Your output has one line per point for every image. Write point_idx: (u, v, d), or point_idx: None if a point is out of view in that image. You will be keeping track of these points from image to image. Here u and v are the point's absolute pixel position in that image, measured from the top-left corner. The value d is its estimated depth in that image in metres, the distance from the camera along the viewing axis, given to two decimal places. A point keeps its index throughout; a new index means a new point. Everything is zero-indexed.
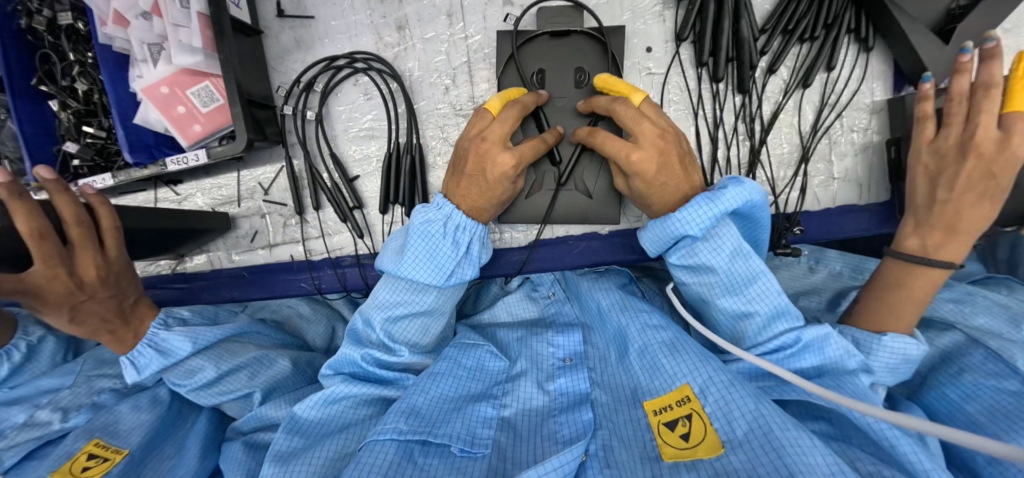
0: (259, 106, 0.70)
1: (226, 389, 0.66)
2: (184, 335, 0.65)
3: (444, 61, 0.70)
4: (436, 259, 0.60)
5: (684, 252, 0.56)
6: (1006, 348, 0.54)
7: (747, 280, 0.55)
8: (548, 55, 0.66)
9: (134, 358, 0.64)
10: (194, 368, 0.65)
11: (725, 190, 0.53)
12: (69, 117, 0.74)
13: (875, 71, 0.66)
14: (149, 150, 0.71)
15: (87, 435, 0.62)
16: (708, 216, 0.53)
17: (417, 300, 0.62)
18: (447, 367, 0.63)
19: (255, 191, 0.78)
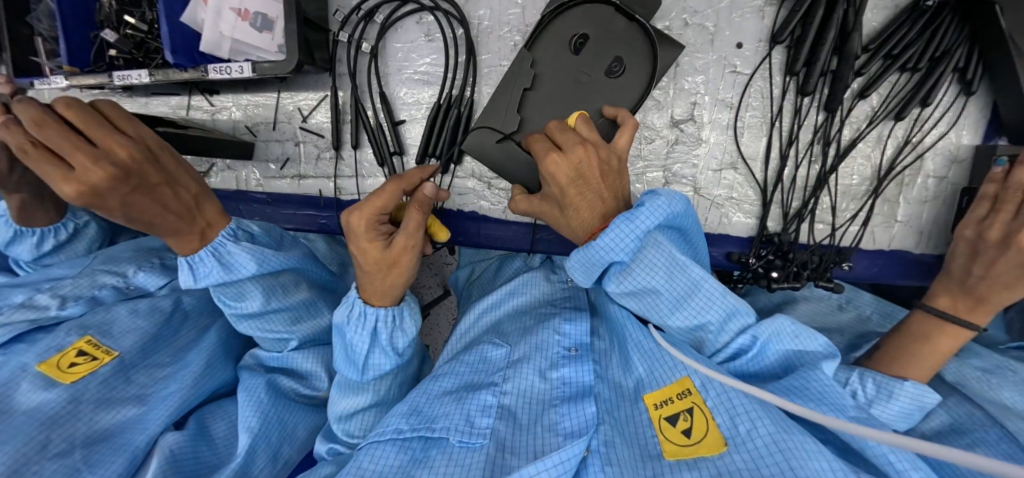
0: (314, 27, 0.65)
1: (266, 326, 0.65)
2: (252, 255, 0.58)
3: (517, 15, 0.65)
4: (350, 353, 0.61)
5: (618, 278, 0.52)
6: (1022, 429, 0.52)
7: (689, 291, 0.51)
8: (598, 18, 0.59)
9: (196, 264, 0.57)
10: (241, 291, 0.60)
11: (641, 207, 0.48)
12: (111, 2, 0.69)
13: (971, 118, 0.61)
14: (191, 54, 0.66)
15: (79, 330, 0.62)
16: (630, 238, 0.48)
17: (358, 397, 0.63)
18: (450, 367, 0.65)
19: (293, 116, 0.74)
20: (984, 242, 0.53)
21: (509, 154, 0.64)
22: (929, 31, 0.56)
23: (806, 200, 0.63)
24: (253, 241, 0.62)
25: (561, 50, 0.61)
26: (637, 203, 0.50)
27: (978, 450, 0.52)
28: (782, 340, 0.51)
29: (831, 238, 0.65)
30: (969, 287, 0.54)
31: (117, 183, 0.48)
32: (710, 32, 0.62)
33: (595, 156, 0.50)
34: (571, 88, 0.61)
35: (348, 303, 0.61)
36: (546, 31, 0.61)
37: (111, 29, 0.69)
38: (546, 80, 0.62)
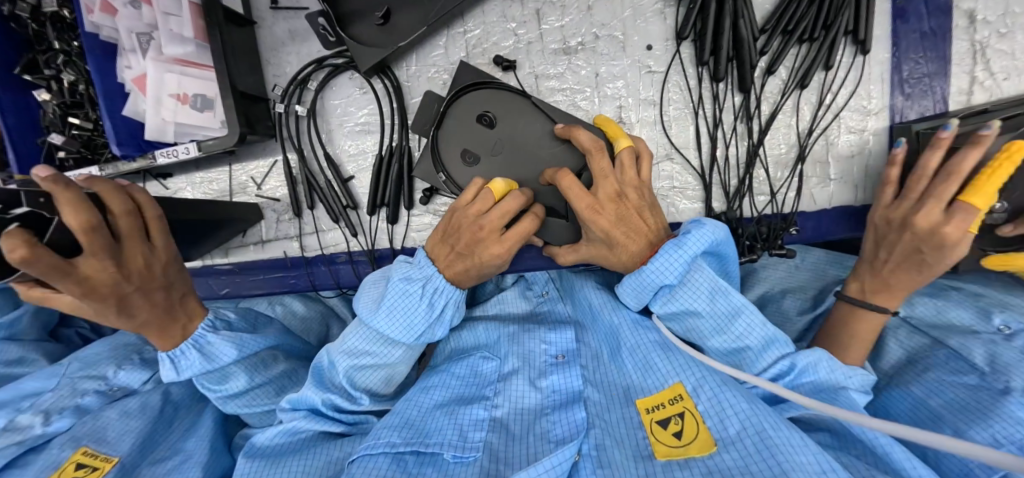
0: (253, 100, 0.69)
1: (252, 402, 0.66)
2: (231, 342, 0.62)
3: (442, 55, 0.69)
4: (409, 316, 0.58)
5: (665, 300, 0.56)
6: (965, 345, 0.55)
7: (730, 316, 0.54)
8: (482, 100, 0.64)
9: (177, 357, 0.60)
10: (226, 374, 0.64)
11: (691, 234, 0.52)
12: (54, 109, 0.73)
13: (871, 76, 0.66)
14: (137, 143, 0.69)
15: (72, 444, 0.61)
16: (679, 264, 0.52)
17: (390, 350, 0.62)
18: (439, 380, 0.65)
19: (247, 185, 0.76)
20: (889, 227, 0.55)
21: None
22: (816, 1, 0.60)
23: (742, 176, 0.66)
24: (231, 327, 0.65)
25: (467, 124, 0.64)
26: (687, 232, 0.53)
27: (931, 373, 0.54)
28: (821, 370, 0.51)
29: (774, 209, 0.68)
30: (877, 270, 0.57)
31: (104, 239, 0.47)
32: (620, 40, 0.66)
33: (635, 198, 0.55)
34: (510, 163, 0.63)
35: (421, 273, 0.58)
36: (452, 137, 0.64)
37: (57, 133, 0.72)
38: (486, 161, 0.63)
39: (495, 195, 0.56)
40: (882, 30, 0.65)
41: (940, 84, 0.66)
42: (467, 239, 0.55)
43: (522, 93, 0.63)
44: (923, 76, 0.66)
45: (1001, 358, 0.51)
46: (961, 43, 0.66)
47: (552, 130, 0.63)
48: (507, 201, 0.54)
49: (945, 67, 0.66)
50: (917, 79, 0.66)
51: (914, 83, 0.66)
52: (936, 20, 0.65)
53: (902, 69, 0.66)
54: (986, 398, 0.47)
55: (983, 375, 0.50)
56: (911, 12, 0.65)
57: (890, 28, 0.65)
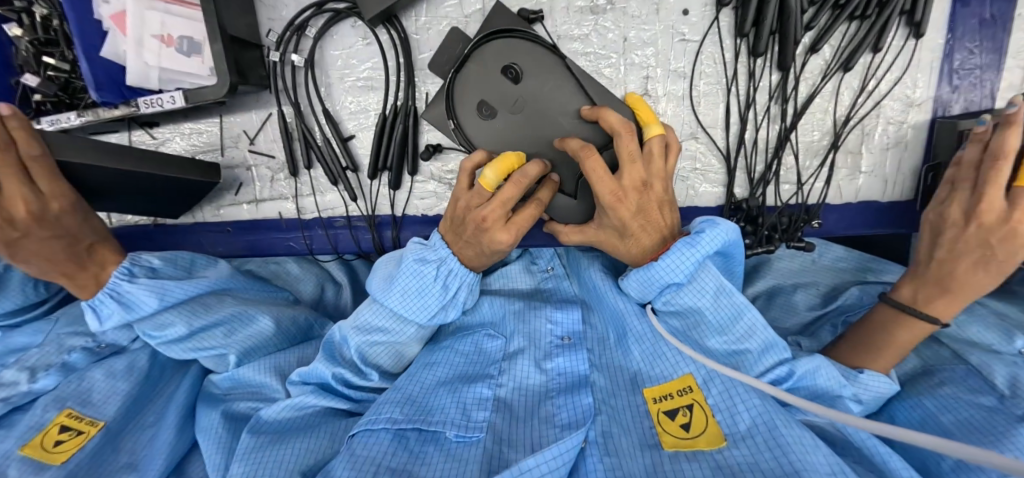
0: (244, 46, 0.62)
1: (201, 344, 0.63)
2: (149, 292, 0.60)
3: (455, 8, 0.62)
4: (425, 296, 0.58)
5: (668, 297, 0.54)
6: (986, 363, 0.54)
7: (731, 318, 0.52)
8: (512, 48, 0.57)
9: (97, 307, 0.61)
10: (165, 323, 0.61)
11: (704, 233, 0.50)
12: (27, 46, 0.66)
13: (920, 62, 0.60)
14: (118, 89, 0.63)
15: (57, 405, 0.60)
16: (688, 263, 0.51)
17: (401, 328, 0.61)
18: (444, 356, 0.63)
19: (240, 139, 0.71)
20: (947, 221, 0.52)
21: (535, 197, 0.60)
22: None
23: (769, 162, 0.62)
24: (157, 275, 0.64)
25: (491, 73, 0.57)
26: (700, 231, 0.51)
27: (947, 389, 0.53)
28: (826, 373, 0.48)
29: (797, 198, 0.65)
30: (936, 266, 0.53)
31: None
32: (654, 2, 0.60)
33: (657, 201, 0.53)
34: (529, 126, 0.58)
35: (438, 254, 0.57)
36: (471, 87, 0.58)
37: (31, 73, 0.66)
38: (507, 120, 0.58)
39: (489, 193, 0.49)
40: (940, 11, 0.59)
41: (991, 78, 0.61)
42: (483, 237, 0.52)
43: (555, 51, 0.56)
44: (975, 67, 0.60)
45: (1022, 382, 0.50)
46: (1019, 37, 0.59)
47: (570, 90, 0.57)
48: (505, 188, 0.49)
49: (1000, 60, 0.60)
50: (966, 72, 0.61)
51: (965, 75, 0.61)
52: (999, 6, 0.59)
53: (953, 58, 0.60)
54: (1000, 420, 0.46)
55: (1002, 397, 0.49)
56: None
57: (950, 9, 0.59)
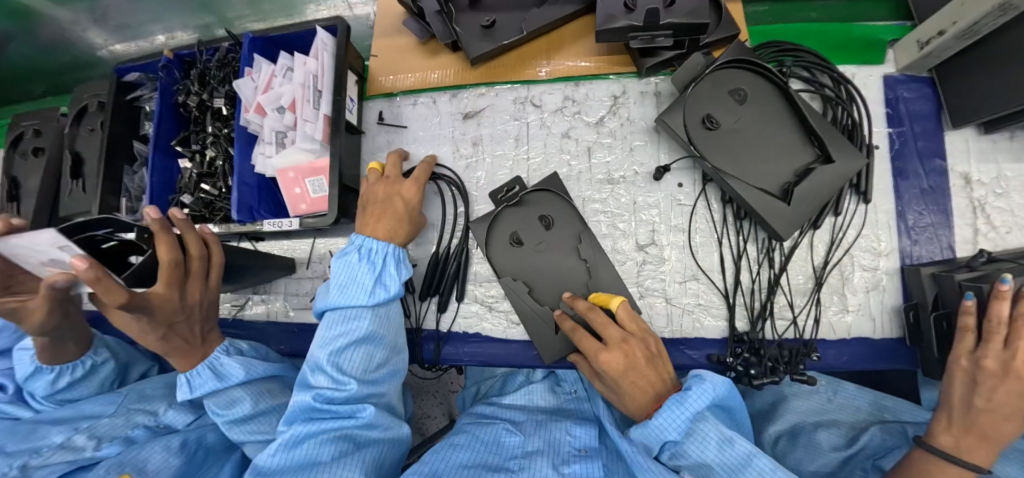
0: (350, 191, 0.84)
1: (256, 430, 0.71)
2: (241, 363, 0.73)
3: (506, 175, 0.84)
4: (348, 287, 0.68)
5: (672, 453, 0.57)
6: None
7: (740, 467, 0.53)
8: (760, 118, 0.72)
9: (193, 377, 0.71)
10: (234, 399, 0.71)
11: (689, 390, 0.56)
12: (193, 176, 0.93)
13: (877, 223, 0.75)
14: (251, 212, 0.85)
15: (116, 469, 0.65)
16: (678, 420, 0.55)
17: (348, 330, 0.66)
18: (467, 440, 0.68)
19: (325, 257, 0.89)
20: (981, 370, 0.55)
21: (801, 196, 0.68)
22: None
23: (765, 301, 0.73)
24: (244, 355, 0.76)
25: (705, 101, 0.72)
26: (687, 386, 0.57)
27: None
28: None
29: (794, 333, 0.73)
30: (969, 420, 0.56)
31: (174, 273, 0.62)
32: (655, 177, 0.79)
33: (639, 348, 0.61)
34: (782, 146, 0.71)
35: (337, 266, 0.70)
36: (705, 95, 0.72)
37: (189, 194, 0.91)
38: (738, 104, 0.72)
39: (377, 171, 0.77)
40: (885, 185, 0.77)
41: (944, 233, 0.75)
42: (382, 206, 0.73)
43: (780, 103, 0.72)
44: (927, 225, 0.75)
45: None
46: (960, 200, 0.76)
47: (804, 149, 0.71)
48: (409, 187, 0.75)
49: (948, 219, 0.75)
50: (922, 228, 0.75)
51: (920, 230, 0.75)
52: (934, 179, 0.77)
53: (907, 218, 0.76)
54: None
55: None
56: (909, 171, 0.77)
57: (893, 183, 0.77)
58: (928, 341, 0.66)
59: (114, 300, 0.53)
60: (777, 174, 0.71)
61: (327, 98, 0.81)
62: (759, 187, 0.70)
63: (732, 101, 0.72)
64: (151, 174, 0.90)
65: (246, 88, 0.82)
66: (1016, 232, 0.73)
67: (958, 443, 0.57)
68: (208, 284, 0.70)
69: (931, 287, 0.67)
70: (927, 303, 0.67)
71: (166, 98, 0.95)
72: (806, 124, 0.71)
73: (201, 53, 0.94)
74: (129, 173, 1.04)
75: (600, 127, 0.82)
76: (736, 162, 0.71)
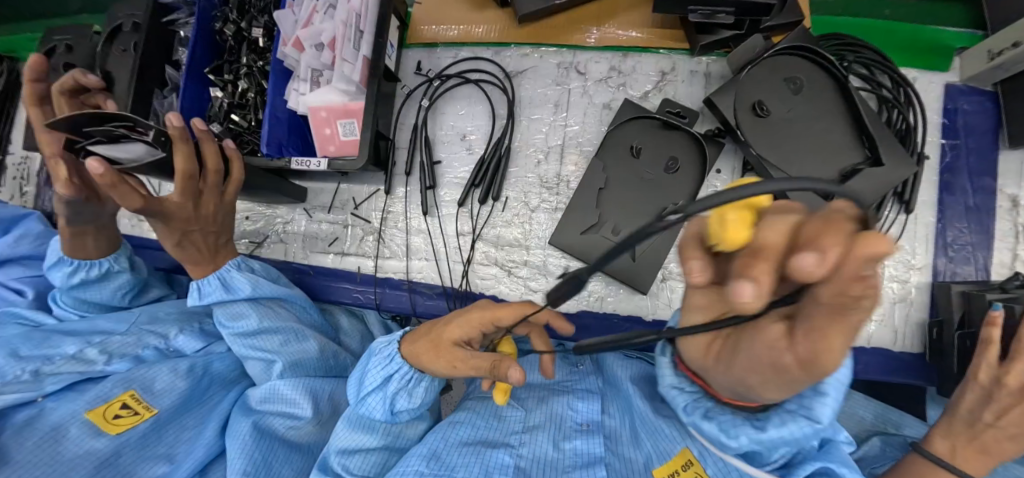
0: (381, 139, 0.83)
1: (259, 345, 0.72)
2: (249, 279, 0.74)
3: (541, 139, 0.82)
4: (365, 405, 0.61)
5: (720, 401, 0.45)
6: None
7: (780, 403, 0.48)
8: (812, 114, 0.69)
9: (204, 286, 0.73)
10: (239, 312, 0.73)
11: (721, 330, 0.43)
12: (223, 106, 0.91)
13: (913, 235, 0.73)
14: (279, 148, 0.83)
15: (124, 384, 0.70)
16: (746, 372, 0.40)
17: (364, 437, 0.61)
18: (467, 417, 0.68)
19: (347, 204, 0.89)
20: (1001, 388, 0.54)
21: None
22: None
23: None
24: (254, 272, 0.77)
25: (760, 87, 0.69)
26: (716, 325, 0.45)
27: None
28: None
29: None
30: (975, 432, 0.55)
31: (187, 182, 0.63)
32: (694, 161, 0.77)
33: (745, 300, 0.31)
34: (832, 143, 0.69)
35: (387, 364, 0.60)
36: (761, 80, 0.69)
37: (218, 124, 0.90)
38: (795, 95, 0.69)
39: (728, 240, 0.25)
40: (928, 197, 0.75)
41: (982, 254, 0.73)
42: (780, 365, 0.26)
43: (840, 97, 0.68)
44: (965, 243, 0.73)
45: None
46: (1004, 222, 0.73)
47: (854, 149, 0.68)
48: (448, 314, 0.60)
49: (988, 240, 0.73)
50: (959, 246, 0.73)
51: (957, 248, 0.73)
52: (981, 197, 0.74)
53: (946, 234, 0.73)
54: None
55: None
56: (956, 187, 0.74)
57: (937, 196, 0.75)
58: (947, 358, 0.65)
59: (125, 204, 0.58)
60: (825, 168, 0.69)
61: (369, 40, 0.79)
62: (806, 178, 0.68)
63: (786, 90, 0.69)
64: (183, 94, 0.88)
65: (286, 20, 0.79)
66: None
67: (958, 445, 0.56)
68: (224, 203, 0.71)
69: (958, 304, 0.66)
70: (954, 320, 0.66)
71: (203, 22, 0.92)
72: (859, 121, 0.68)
73: None
74: (159, 98, 1.03)
75: (644, 102, 0.79)
76: (780, 154, 0.69)
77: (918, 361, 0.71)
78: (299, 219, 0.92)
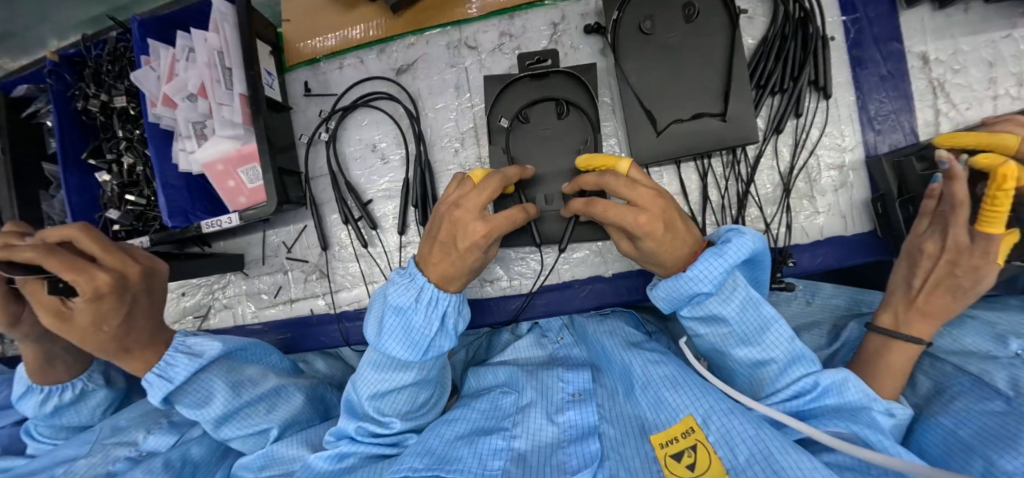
0: (288, 173, 0.78)
1: (247, 420, 0.65)
2: (212, 338, 0.64)
3: (453, 127, 0.78)
4: (413, 333, 0.58)
5: (693, 306, 0.56)
6: (986, 371, 0.56)
7: (760, 330, 0.55)
8: (708, 35, 0.67)
9: (170, 370, 0.61)
10: (207, 393, 0.64)
11: (730, 244, 0.54)
12: (115, 188, 0.85)
13: (837, 119, 0.73)
14: (186, 215, 0.79)
15: None
16: (718, 270, 0.53)
17: (400, 375, 0.60)
18: (461, 413, 0.64)
19: (279, 249, 0.84)
20: (920, 253, 0.56)
21: (738, 114, 0.66)
22: (781, 61, 0.70)
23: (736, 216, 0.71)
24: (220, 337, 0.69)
25: (652, 20, 0.69)
26: (727, 242, 0.55)
27: (958, 402, 0.54)
28: (842, 393, 0.52)
29: (769, 242, 0.73)
30: (910, 297, 0.57)
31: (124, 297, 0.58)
32: (610, 105, 0.74)
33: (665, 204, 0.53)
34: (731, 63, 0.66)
35: (415, 286, 0.58)
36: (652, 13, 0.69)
37: (115, 209, 0.84)
38: (691, 23, 0.68)
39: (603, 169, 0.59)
40: (843, 76, 0.74)
41: (907, 118, 0.73)
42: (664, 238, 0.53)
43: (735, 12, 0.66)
44: (889, 112, 0.73)
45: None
46: (919, 82, 0.74)
47: None
48: (485, 183, 0.57)
49: (909, 103, 0.73)
50: (884, 116, 0.73)
51: (883, 119, 0.73)
52: (893, 64, 0.74)
53: (869, 109, 0.74)
54: (1014, 421, 0.48)
55: (1009, 399, 0.51)
56: (867, 59, 0.74)
57: (851, 73, 0.74)
58: (897, 229, 0.66)
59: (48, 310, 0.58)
60: (716, 89, 0.67)
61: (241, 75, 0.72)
62: (698, 112, 0.67)
63: (680, 16, 0.68)
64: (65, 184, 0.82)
65: (146, 78, 0.72)
66: (975, 107, 0.72)
67: (899, 319, 0.58)
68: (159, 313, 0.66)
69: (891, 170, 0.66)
70: (893, 191, 0.66)
71: (63, 107, 0.84)
72: (735, 27, 0.66)
73: (90, 49, 0.86)
74: (48, 199, 0.95)
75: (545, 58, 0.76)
76: (677, 81, 0.68)
77: (873, 239, 0.72)
78: (236, 279, 0.87)
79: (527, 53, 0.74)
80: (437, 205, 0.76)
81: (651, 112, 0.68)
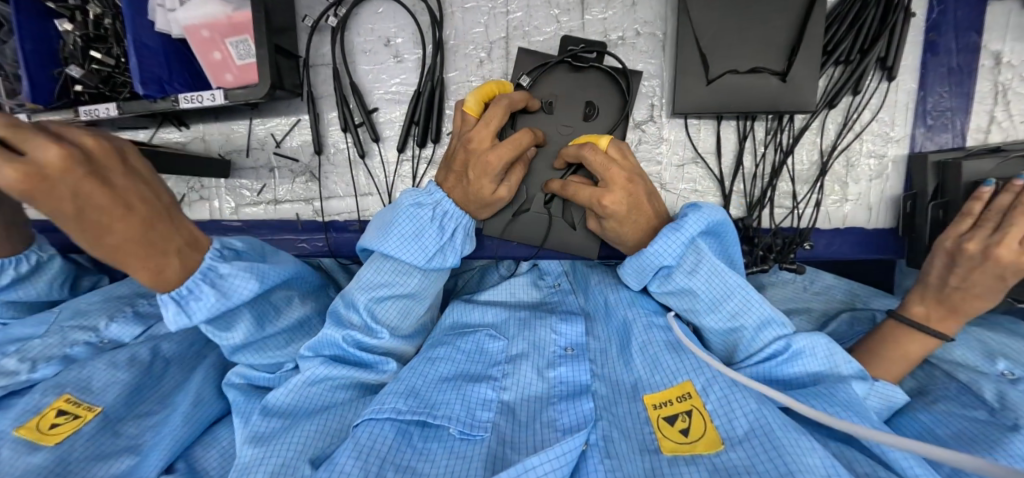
0: (284, 54, 0.68)
1: (265, 353, 0.60)
2: (248, 274, 0.54)
3: (481, 34, 0.69)
4: (421, 239, 0.60)
5: (661, 279, 0.58)
6: (975, 380, 0.57)
7: (729, 297, 0.55)
8: None
9: (185, 299, 0.50)
10: (230, 318, 0.55)
11: (687, 218, 0.54)
12: (77, 40, 0.72)
13: (892, 104, 0.68)
14: (162, 85, 0.69)
15: (56, 390, 0.58)
16: (677, 246, 0.54)
17: (403, 280, 0.61)
18: (447, 352, 0.62)
19: (267, 142, 0.76)
20: (961, 252, 0.53)
21: (798, 76, 0.60)
22: (855, 27, 0.63)
23: (766, 189, 0.67)
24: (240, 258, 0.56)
25: None
26: (685, 216, 0.55)
27: (940, 405, 0.55)
28: (815, 359, 0.53)
29: (792, 221, 0.70)
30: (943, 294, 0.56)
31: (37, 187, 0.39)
32: (660, 40, 0.66)
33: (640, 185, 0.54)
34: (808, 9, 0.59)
35: (432, 204, 0.60)
36: None
37: (76, 65, 0.72)
38: None
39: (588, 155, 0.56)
40: (911, 60, 0.68)
41: (960, 119, 0.69)
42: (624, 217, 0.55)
43: None
44: (945, 109, 0.68)
45: (1009, 396, 0.53)
46: (984, 83, 0.68)
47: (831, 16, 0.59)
48: (490, 112, 0.56)
49: (968, 103, 0.68)
50: (939, 112, 0.68)
51: (937, 115, 0.68)
52: (964, 56, 0.68)
53: (926, 101, 0.68)
54: (995, 433, 0.49)
55: (993, 410, 0.52)
56: (941, 46, 0.67)
57: (920, 58, 0.68)
58: (922, 230, 0.64)
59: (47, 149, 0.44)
60: (781, 44, 0.60)
61: None
62: (755, 66, 0.61)
63: None
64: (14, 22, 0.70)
65: None
66: None
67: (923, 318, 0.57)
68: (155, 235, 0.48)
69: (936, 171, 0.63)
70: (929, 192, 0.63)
71: None
72: None
73: None
74: None
75: None
76: (743, 25, 0.60)
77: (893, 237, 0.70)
78: None
79: (574, 37, 0.65)
80: (437, 129, 0.69)
81: (705, 55, 0.61)
